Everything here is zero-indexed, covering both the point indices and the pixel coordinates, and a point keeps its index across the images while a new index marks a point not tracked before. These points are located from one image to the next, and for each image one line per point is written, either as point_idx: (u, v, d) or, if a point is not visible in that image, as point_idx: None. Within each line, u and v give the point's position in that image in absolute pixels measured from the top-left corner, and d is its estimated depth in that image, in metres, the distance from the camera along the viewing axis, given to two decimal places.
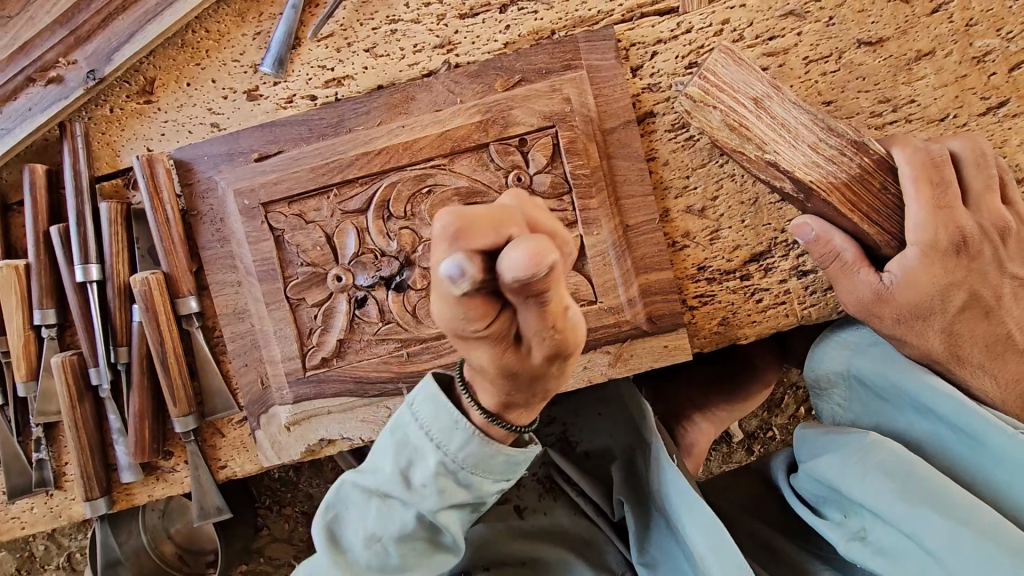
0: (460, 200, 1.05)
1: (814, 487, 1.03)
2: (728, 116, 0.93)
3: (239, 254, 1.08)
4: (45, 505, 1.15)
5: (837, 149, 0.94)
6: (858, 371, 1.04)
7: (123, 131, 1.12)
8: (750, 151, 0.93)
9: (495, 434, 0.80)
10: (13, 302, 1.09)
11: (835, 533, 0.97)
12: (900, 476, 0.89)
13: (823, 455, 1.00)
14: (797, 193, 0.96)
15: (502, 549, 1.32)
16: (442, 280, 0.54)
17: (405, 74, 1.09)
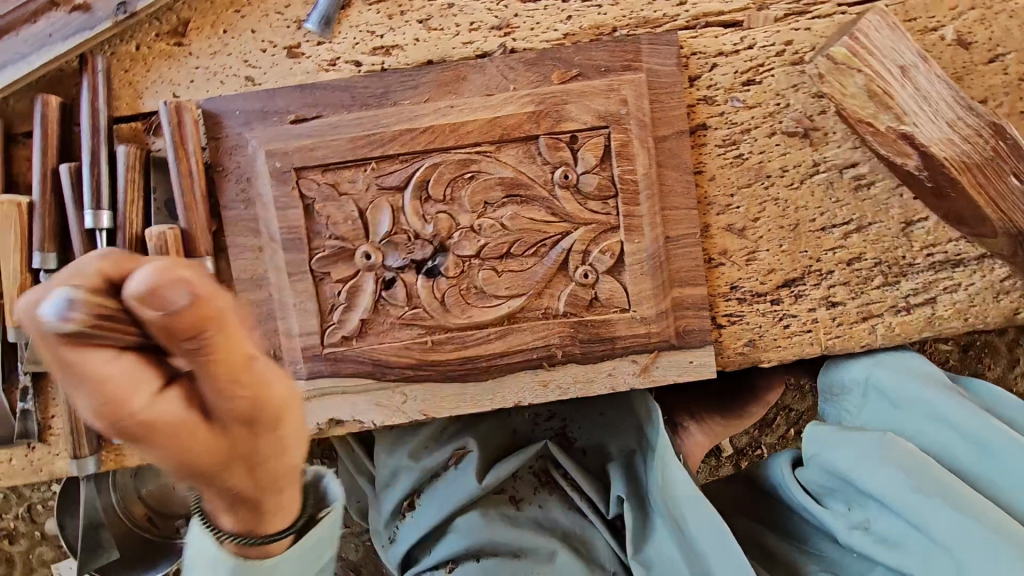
0: (503, 189, 1.02)
1: (819, 479, 1.08)
2: (871, 82, 0.94)
3: (264, 219, 1.03)
4: (25, 458, 1.09)
5: (973, 129, 0.94)
6: (876, 380, 1.07)
7: (148, 73, 1.04)
8: (885, 121, 0.95)
9: (249, 555, 0.73)
10: (11, 241, 1.01)
11: (835, 521, 1.03)
12: (909, 468, 0.94)
13: (831, 447, 1.05)
14: (920, 171, 0.97)
15: (495, 537, 1.35)
16: (44, 317, 0.49)
17: (458, 52, 1.05)
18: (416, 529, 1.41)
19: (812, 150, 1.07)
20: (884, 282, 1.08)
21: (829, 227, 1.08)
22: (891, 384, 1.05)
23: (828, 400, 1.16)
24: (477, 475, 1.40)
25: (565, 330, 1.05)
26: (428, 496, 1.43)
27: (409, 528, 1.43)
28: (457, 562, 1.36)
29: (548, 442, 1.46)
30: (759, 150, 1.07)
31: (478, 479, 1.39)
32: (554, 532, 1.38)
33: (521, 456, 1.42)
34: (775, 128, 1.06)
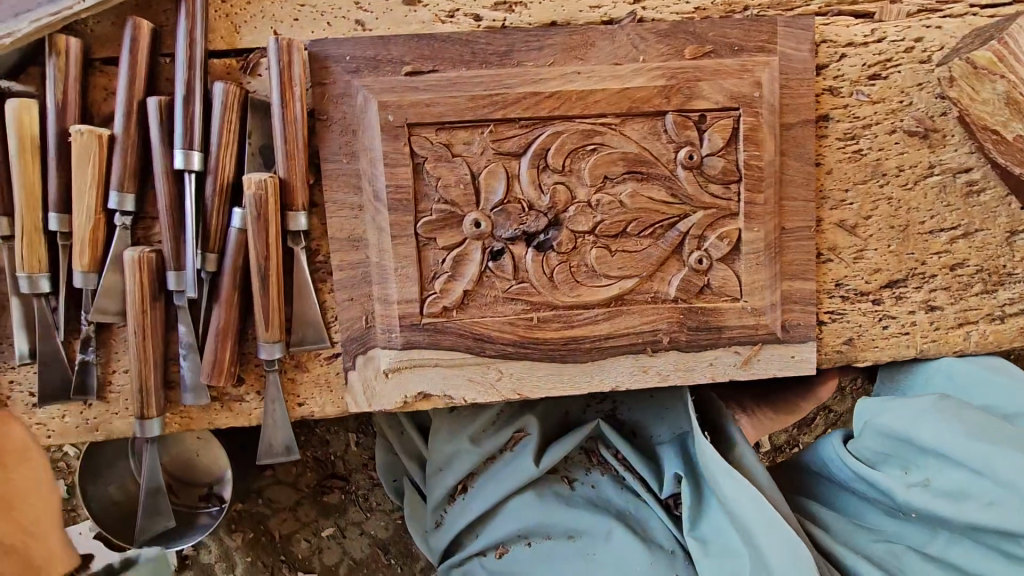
0: (625, 165, 0.98)
1: (873, 446, 1.07)
2: (1012, 89, 0.92)
3: (369, 175, 0.96)
4: (81, 415, 1.01)
5: None
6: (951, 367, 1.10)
7: (249, 5, 0.95)
8: (1015, 129, 0.95)
9: None
10: (88, 177, 0.91)
11: (893, 480, 1.02)
12: (968, 421, 0.98)
13: (891, 411, 1.04)
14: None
15: (550, 520, 1.33)
16: None
17: (584, 16, 0.99)
18: (469, 511, 1.39)
19: (930, 152, 1.05)
20: (984, 290, 1.09)
21: (937, 230, 1.07)
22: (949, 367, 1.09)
23: (883, 382, 1.17)
24: (533, 457, 1.36)
25: (674, 317, 1.02)
26: (484, 479, 1.40)
27: (460, 511, 1.41)
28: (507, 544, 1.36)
29: (599, 422, 1.39)
30: (878, 147, 1.05)
31: (535, 461, 1.36)
32: (611, 513, 1.34)
33: (571, 439, 1.37)
34: (896, 125, 1.05)
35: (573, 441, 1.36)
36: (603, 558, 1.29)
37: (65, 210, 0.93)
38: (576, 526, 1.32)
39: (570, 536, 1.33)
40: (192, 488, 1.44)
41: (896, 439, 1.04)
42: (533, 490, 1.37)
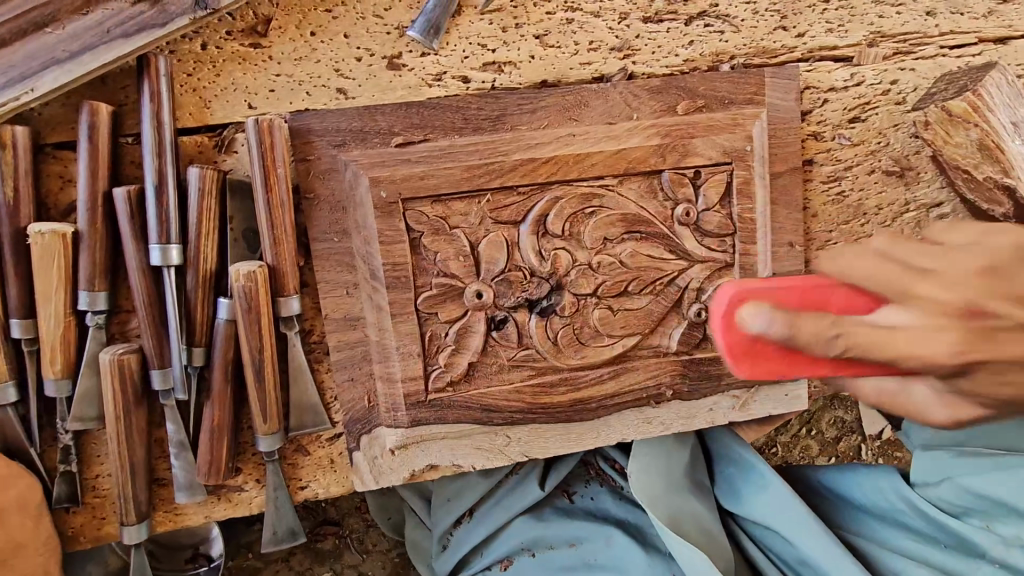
0: (624, 226, 0.97)
1: (948, 497, 1.08)
2: (985, 137, 0.96)
3: (363, 253, 0.92)
4: (63, 523, 0.94)
5: None
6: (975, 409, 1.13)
7: (218, 78, 0.88)
8: (987, 172, 0.98)
9: None
10: (52, 279, 0.83)
11: (983, 536, 1.02)
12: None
13: (965, 466, 1.06)
14: (1009, 219, 1.00)
15: (549, 532, 1.32)
16: None
17: (575, 74, 0.97)
18: (473, 535, 1.35)
19: (906, 189, 1.09)
20: None
21: None
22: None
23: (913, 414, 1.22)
24: (538, 480, 1.34)
25: (677, 369, 1.03)
26: (489, 506, 1.37)
27: (465, 535, 1.37)
28: (512, 560, 1.32)
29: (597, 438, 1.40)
30: (860, 187, 1.08)
31: (539, 483, 1.34)
32: (609, 521, 1.32)
33: (573, 458, 1.36)
34: (876, 165, 1.08)
35: (575, 459, 1.37)
36: (605, 563, 1.26)
37: (28, 315, 0.85)
38: (574, 531, 1.31)
39: (571, 544, 1.30)
40: (175, 552, 1.34)
41: (978, 495, 1.04)
42: (534, 509, 1.36)
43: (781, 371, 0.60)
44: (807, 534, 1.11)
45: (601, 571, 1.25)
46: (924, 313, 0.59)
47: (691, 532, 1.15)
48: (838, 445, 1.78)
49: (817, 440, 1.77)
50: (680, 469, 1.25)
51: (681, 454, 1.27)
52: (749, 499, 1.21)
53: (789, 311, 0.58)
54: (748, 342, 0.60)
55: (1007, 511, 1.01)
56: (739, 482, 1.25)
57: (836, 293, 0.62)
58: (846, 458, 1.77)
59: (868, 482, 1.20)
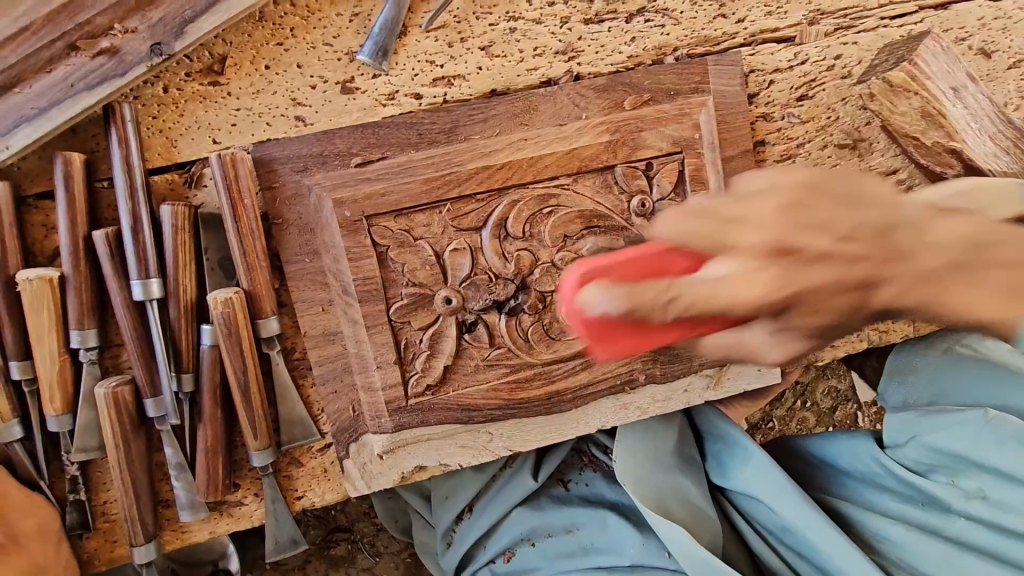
0: (582, 222, 1.01)
1: (917, 455, 1.14)
2: (925, 104, 1.00)
3: (334, 271, 0.96)
4: (78, 550, 1.00)
5: (1010, 140, 1.02)
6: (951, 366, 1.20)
7: (182, 118, 0.92)
8: (933, 137, 1.02)
9: None
10: (43, 323, 0.89)
11: (948, 491, 1.08)
12: (1010, 428, 1.04)
13: (928, 425, 1.13)
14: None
15: (547, 520, 1.37)
16: None
17: (523, 80, 1.00)
18: (475, 530, 1.41)
19: (859, 160, 1.12)
20: None
21: None
22: (959, 365, 1.19)
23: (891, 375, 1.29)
24: (531, 471, 1.40)
25: (647, 355, 1.06)
26: (487, 500, 1.42)
27: (467, 531, 1.42)
28: (514, 551, 1.38)
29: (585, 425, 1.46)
30: (814, 162, 1.10)
31: (533, 473, 1.40)
32: (604, 505, 1.38)
33: (564, 445, 1.42)
34: (828, 140, 1.10)
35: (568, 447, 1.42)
36: (599, 546, 1.31)
37: (25, 357, 0.91)
38: (572, 518, 1.36)
39: (568, 530, 1.36)
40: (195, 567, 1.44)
41: (940, 450, 1.11)
42: (530, 501, 1.41)
43: (631, 339, 0.55)
44: (788, 500, 1.15)
45: (599, 555, 1.30)
46: (745, 259, 0.56)
47: (674, 505, 1.19)
48: (835, 415, 1.79)
49: (813, 411, 1.78)
50: (668, 449, 1.30)
51: (669, 437, 1.33)
52: (735, 471, 1.27)
53: (630, 283, 0.54)
54: (602, 323, 0.54)
55: (969, 465, 1.08)
56: (725, 457, 1.31)
57: (676, 259, 0.58)
58: (843, 426, 1.79)
59: (847, 446, 1.25)
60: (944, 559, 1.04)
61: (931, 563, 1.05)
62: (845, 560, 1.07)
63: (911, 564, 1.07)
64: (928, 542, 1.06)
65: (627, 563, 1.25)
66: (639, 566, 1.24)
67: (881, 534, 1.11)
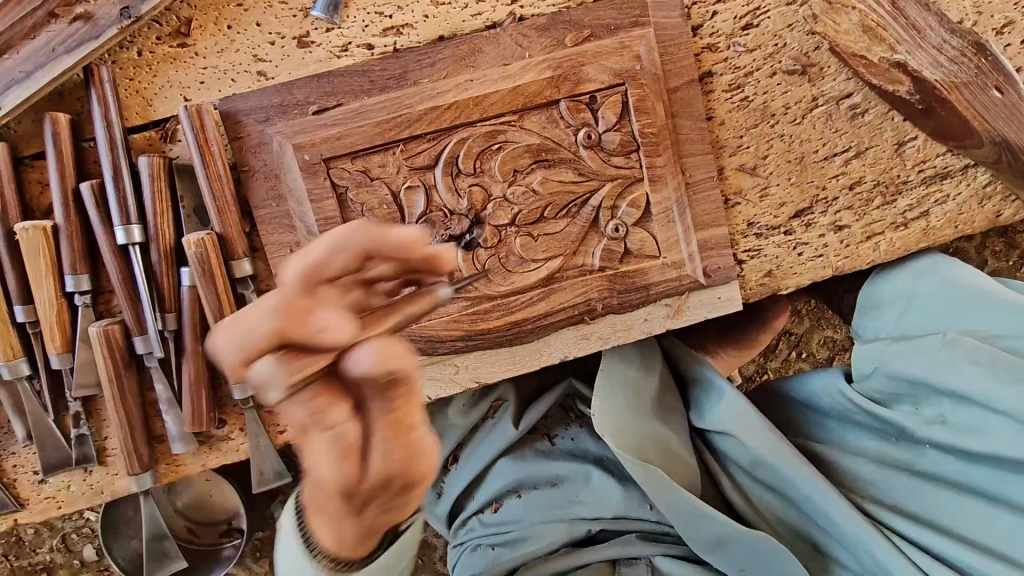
0: (531, 156, 1.05)
1: (881, 386, 1.11)
2: (865, 18, 1.01)
3: (298, 213, 1.03)
4: (84, 482, 1.10)
5: (958, 50, 1.02)
6: (919, 291, 1.15)
7: (156, 78, 1.01)
8: (878, 53, 1.02)
9: None
10: (42, 268, 0.99)
11: (912, 421, 1.05)
12: (973, 349, 0.99)
13: (893, 354, 1.09)
14: (912, 95, 1.05)
15: (530, 472, 1.38)
16: None
17: (468, 25, 1.05)
18: (461, 479, 1.45)
19: (810, 85, 1.12)
20: (884, 202, 1.17)
21: (831, 156, 1.15)
22: (931, 291, 1.14)
23: (863, 310, 1.24)
24: (512, 421, 1.43)
25: (603, 284, 1.10)
26: (472, 450, 1.46)
27: (455, 480, 1.47)
28: (500, 501, 1.38)
29: (571, 379, 1.47)
30: (762, 90, 1.12)
31: (515, 423, 1.43)
32: (587, 459, 1.38)
33: (547, 399, 1.43)
34: (776, 67, 1.11)
35: (551, 399, 1.44)
36: (582, 499, 1.31)
37: (28, 302, 1.01)
38: (556, 472, 1.36)
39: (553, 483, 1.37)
40: (211, 526, 1.53)
41: (904, 379, 1.07)
42: (515, 452, 1.43)
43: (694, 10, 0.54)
44: (757, 439, 1.12)
45: (583, 508, 1.30)
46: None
47: (654, 452, 1.17)
48: (833, 365, 1.77)
49: (809, 361, 1.76)
50: (648, 397, 1.27)
51: (648, 385, 1.30)
52: (708, 413, 1.23)
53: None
54: None
55: (933, 392, 1.04)
56: (702, 402, 1.28)
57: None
58: None
59: (814, 385, 1.22)
60: (910, 491, 1.04)
61: (896, 495, 1.05)
62: (817, 495, 1.04)
63: (881, 499, 1.06)
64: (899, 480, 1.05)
65: (610, 515, 1.27)
66: (620, 518, 1.27)
67: (850, 470, 1.11)
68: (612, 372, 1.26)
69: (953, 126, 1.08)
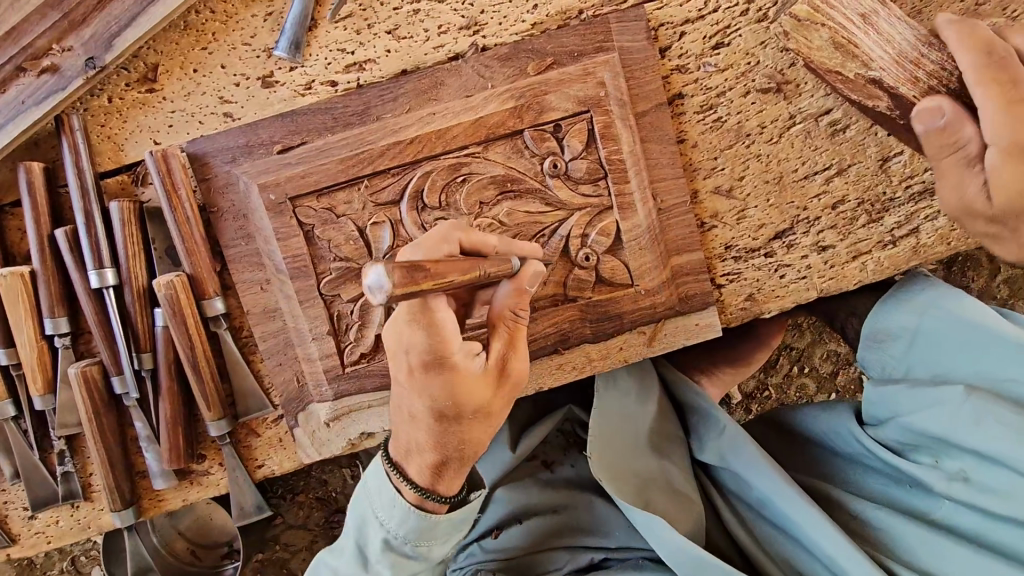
0: (496, 188, 1.04)
1: (898, 435, 1.13)
2: (835, 34, 0.95)
3: (266, 251, 1.04)
4: (72, 517, 1.13)
5: (937, 64, 0.97)
6: (927, 328, 1.15)
7: (126, 124, 1.03)
8: (852, 70, 0.97)
9: None
10: (21, 312, 1.02)
11: (931, 474, 1.06)
12: (987, 405, 1.00)
13: (908, 403, 1.10)
14: (891, 111, 1.00)
15: (532, 499, 1.32)
16: None
17: (431, 58, 1.04)
18: None
19: (786, 103, 1.08)
20: (870, 220, 1.13)
21: (811, 174, 1.11)
22: (934, 324, 1.14)
23: (868, 346, 1.24)
24: (509, 445, 1.36)
25: (575, 314, 1.09)
26: None
27: None
28: (502, 528, 1.30)
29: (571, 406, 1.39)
30: (736, 111, 1.08)
31: (511, 446, 1.36)
32: (588, 487, 1.33)
33: (546, 423, 1.36)
34: (749, 87, 1.08)
35: (549, 426, 1.36)
36: (586, 528, 1.27)
37: (10, 345, 1.04)
38: (557, 500, 1.31)
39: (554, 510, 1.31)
40: (212, 548, 1.49)
41: (920, 430, 1.08)
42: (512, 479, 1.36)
43: None
44: (767, 481, 1.13)
45: (587, 536, 1.26)
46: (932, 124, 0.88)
47: (657, 493, 1.16)
48: (837, 380, 1.69)
49: (812, 376, 1.69)
50: (641, 430, 1.25)
51: (642, 416, 1.28)
52: (716, 449, 1.23)
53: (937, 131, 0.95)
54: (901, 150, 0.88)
55: (950, 445, 1.05)
56: (703, 433, 1.28)
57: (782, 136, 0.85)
58: (847, 391, 1.68)
59: (831, 427, 1.25)
60: (921, 542, 1.04)
61: (913, 547, 1.05)
62: (830, 545, 1.04)
63: (893, 548, 1.07)
64: (917, 531, 1.05)
65: (613, 544, 1.24)
66: (627, 549, 1.23)
67: (863, 517, 1.12)
68: (605, 408, 1.24)
69: None
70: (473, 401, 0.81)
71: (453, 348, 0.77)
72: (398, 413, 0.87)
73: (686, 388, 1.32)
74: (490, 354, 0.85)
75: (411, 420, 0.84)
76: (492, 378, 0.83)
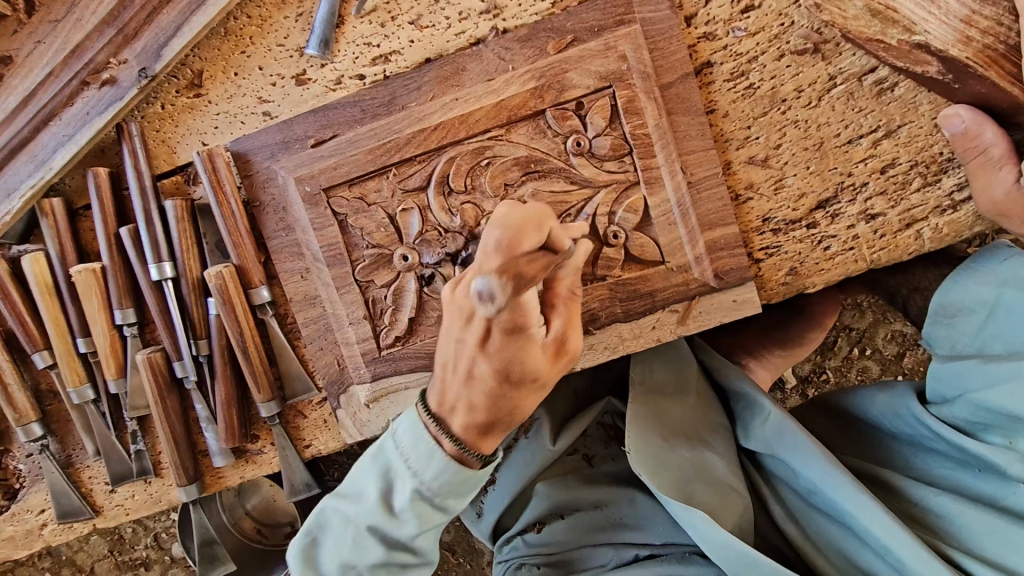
0: (520, 168, 1.05)
1: (965, 415, 1.03)
2: (871, 2, 0.95)
3: (305, 242, 1.10)
4: (146, 492, 1.24)
5: (991, 20, 0.94)
6: (1008, 300, 1.04)
7: (177, 128, 1.11)
8: (895, 36, 0.96)
9: None
10: (95, 304, 1.12)
11: (1004, 456, 0.96)
12: None
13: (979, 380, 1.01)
14: (944, 75, 0.97)
15: (573, 495, 1.26)
16: None
17: (453, 44, 1.06)
18: (498, 501, 1.32)
19: (825, 64, 1.02)
20: (924, 183, 1.05)
21: (855, 138, 1.05)
22: (1016, 296, 1.03)
23: (937, 321, 1.14)
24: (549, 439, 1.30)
25: (604, 293, 1.08)
26: (505, 469, 1.34)
27: (492, 499, 1.34)
28: (545, 522, 1.26)
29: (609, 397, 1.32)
30: (770, 76, 1.03)
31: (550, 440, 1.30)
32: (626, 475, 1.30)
33: (584, 417, 1.30)
34: (783, 49, 1.02)
35: (589, 418, 1.30)
36: (632, 525, 1.22)
37: (87, 334, 1.15)
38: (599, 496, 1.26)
39: (596, 506, 1.26)
40: (276, 527, 1.58)
41: (991, 409, 0.99)
42: (554, 476, 1.29)
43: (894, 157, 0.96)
44: (818, 468, 1.06)
45: (630, 531, 1.22)
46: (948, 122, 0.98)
47: (701, 480, 1.11)
48: (903, 362, 1.57)
49: (875, 359, 1.58)
50: (679, 417, 1.21)
51: (682, 405, 1.24)
52: (761, 435, 1.17)
53: (979, 125, 0.96)
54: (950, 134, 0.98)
55: None
56: (747, 418, 1.22)
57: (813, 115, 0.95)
58: (916, 374, 1.56)
59: (888, 409, 1.15)
60: (991, 532, 0.95)
61: (981, 537, 0.96)
62: (884, 532, 0.97)
63: (961, 538, 0.98)
64: (985, 518, 0.96)
65: (658, 540, 1.18)
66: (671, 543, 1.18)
67: (925, 503, 1.03)
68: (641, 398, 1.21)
69: (997, 102, 0.96)
70: (537, 370, 0.80)
71: (536, 316, 0.76)
72: (448, 370, 0.83)
73: (731, 371, 1.26)
74: (550, 330, 0.82)
75: (466, 380, 0.81)
76: (550, 354, 0.81)
